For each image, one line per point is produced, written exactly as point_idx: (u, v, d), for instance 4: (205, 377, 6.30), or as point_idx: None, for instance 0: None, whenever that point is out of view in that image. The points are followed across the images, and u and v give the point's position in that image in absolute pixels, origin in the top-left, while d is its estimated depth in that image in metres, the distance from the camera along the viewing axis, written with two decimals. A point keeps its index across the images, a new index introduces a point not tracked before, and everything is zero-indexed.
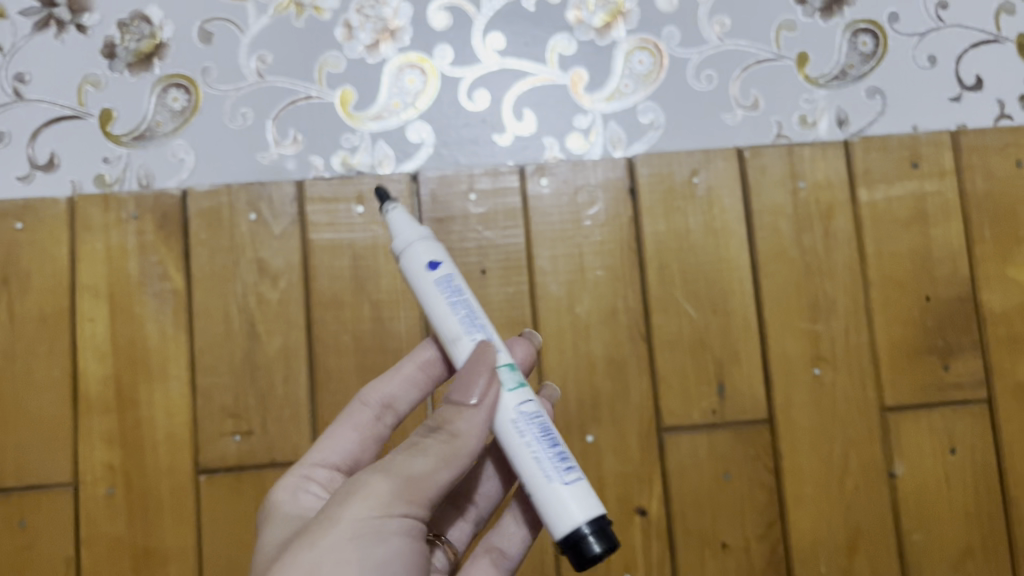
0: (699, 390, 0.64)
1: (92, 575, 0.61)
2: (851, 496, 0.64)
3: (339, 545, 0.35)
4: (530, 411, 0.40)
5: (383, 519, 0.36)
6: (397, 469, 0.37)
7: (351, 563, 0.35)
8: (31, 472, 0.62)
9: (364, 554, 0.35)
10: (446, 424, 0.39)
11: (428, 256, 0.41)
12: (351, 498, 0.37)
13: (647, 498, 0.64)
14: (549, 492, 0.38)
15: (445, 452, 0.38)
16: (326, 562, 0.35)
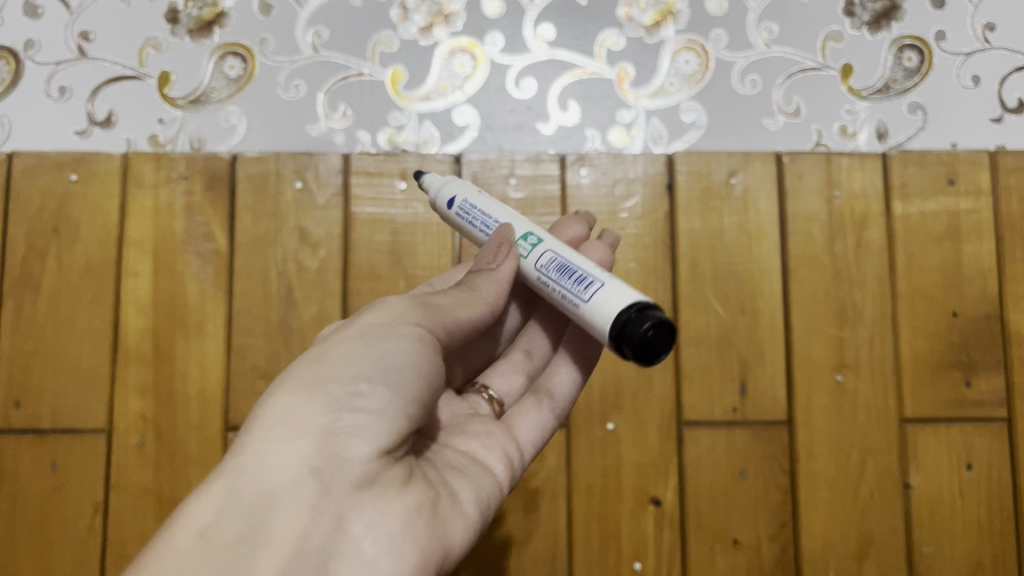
0: (722, 387, 0.65)
1: (118, 519, 0.63)
2: (865, 503, 0.65)
3: (352, 340, 0.40)
4: (548, 263, 0.45)
5: (396, 325, 0.41)
6: (377, 324, 0.41)
7: (354, 351, 0.40)
8: (68, 415, 0.64)
9: (370, 345, 0.40)
10: (469, 282, 0.46)
11: (445, 197, 0.50)
12: (347, 340, 0.40)
13: (663, 489, 0.64)
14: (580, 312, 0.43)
15: (464, 297, 0.45)
16: (335, 352, 0.40)
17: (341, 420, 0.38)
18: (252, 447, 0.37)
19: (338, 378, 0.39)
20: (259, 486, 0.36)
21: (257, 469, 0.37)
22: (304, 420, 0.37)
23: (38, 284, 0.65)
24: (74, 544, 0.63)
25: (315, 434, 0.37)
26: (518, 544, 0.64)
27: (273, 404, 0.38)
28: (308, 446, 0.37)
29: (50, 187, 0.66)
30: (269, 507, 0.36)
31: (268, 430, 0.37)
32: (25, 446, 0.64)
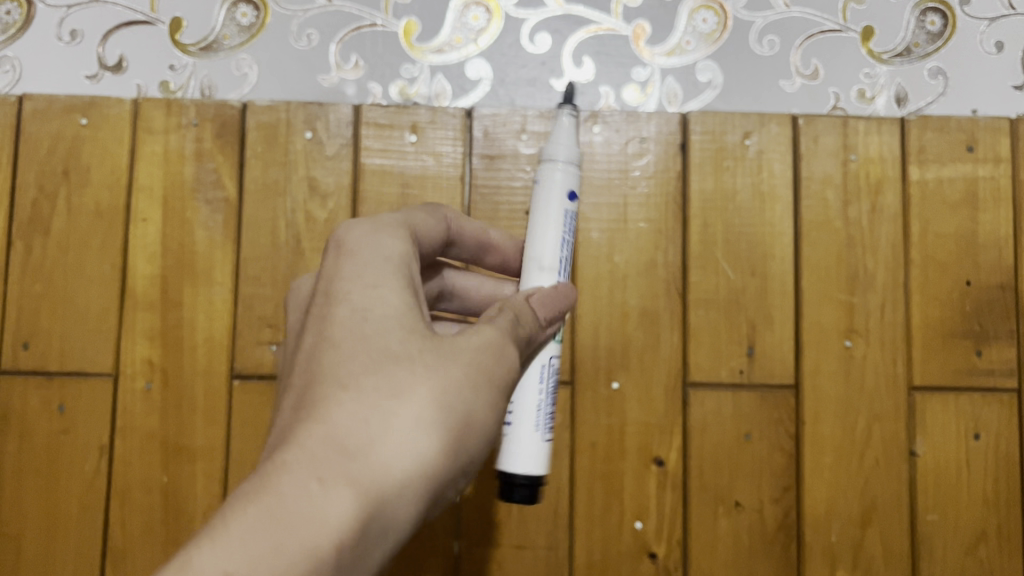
0: (729, 349, 0.65)
1: (123, 462, 0.63)
2: (869, 470, 0.64)
3: (470, 363, 0.35)
4: (550, 365, 0.45)
5: (500, 362, 0.37)
6: (498, 377, 0.36)
7: (475, 387, 0.35)
8: (74, 358, 0.64)
9: (488, 381, 0.36)
10: (517, 312, 0.40)
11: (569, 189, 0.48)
12: (473, 367, 0.35)
13: (666, 449, 0.64)
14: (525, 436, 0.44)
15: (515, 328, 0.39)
16: (454, 375, 0.35)
17: (455, 486, 0.35)
18: (385, 467, 0.31)
19: (466, 406, 0.34)
20: (360, 551, 0.30)
21: (374, 509, 0.31)
22: (440, 474, 0.33)
23: (47, 227, 0.65)
24: (79, 486, 0.63)
25: (439, 490, 0.33)
26: (520, 500, 0.64)
27: (409, 408, 0.33)
28: (428, 497, 0.33)
29: (60, 131, 0.66)
30: (378, 551, 0.31)
31: (409, 444, 0.32)
32: (31, 387, 0.64)
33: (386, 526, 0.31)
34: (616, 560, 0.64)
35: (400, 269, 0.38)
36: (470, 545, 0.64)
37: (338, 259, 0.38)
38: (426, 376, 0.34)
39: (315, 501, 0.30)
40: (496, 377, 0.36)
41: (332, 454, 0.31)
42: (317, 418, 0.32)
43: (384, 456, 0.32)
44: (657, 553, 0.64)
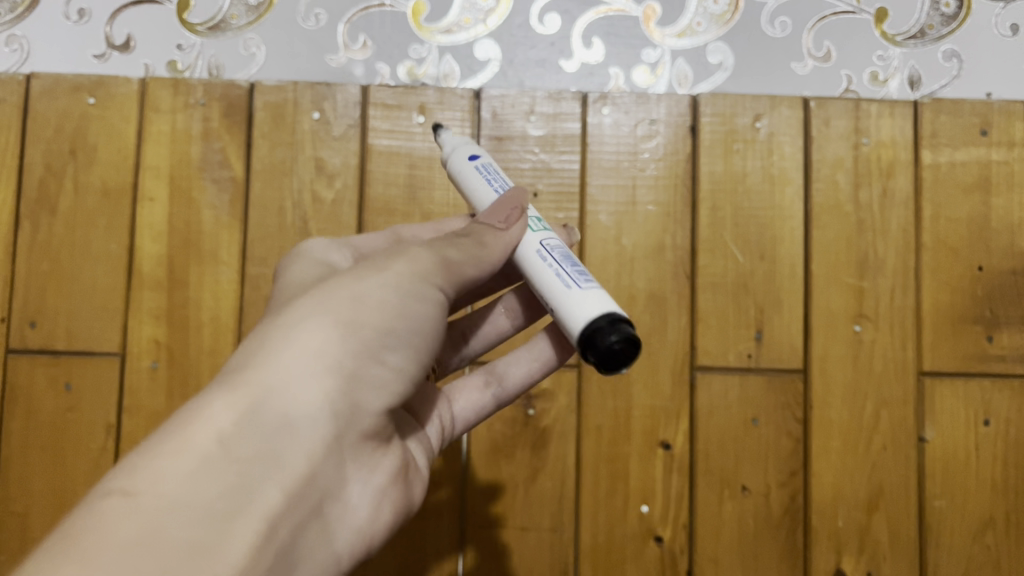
0: (737, 333, 0.65)
1: (130, 441, 0.64)
2: (877, 455, 0.64)
3: (372, 284, 0.40)
4: (555, 244, 0.45)
5: (416, 279, 0.41)
6: (385, 275, 0.41)
7: (374, 298, 0.40)
8: (82, 337, 0.64)
9: (396, 297, 0.40)
10: (476, 233, 0.45)
11: (466, 154, 0.50)
12: (371, 286, 0.40)
13: (673, 433, 0.64)
14: (568, 295, 0.42)
15: (472, 249, 0.44)
16: (348, 295, 0.40)
17: (366, 371, 0.38)
18: (263, 368, 0.37)
19: (369, 321, 0.39)
20: (253, 434, 0.35)
21: (254, 399, 0.36)
22: (328, 358, 0.38)
23: (54, 206, 0.65)
24: (87, 464, 0.64)
25: (337, 372, 0.38)
26: (526, 482, 0.64)
27: (286, 326, 0.39)
28: (322, 380, 0.37)
29: (67, 110, 0.66)
30: (284, 437, 0.36)
31: (285, 346, 0.38)
32: (39, 366, 0.64)
33: (281, 412, 0.36)
34: (621, 543, 0.64)
35: None
36: (475, 526, 0.64)
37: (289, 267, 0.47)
38: (300, 304, 0.40)
39: (195, 409, 0.35)
40: (381, 275, 0.41)
41: (226, 378, 0.37)
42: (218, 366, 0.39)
43: (265, 362, 0.37)
44: (663, 536, 0.64)
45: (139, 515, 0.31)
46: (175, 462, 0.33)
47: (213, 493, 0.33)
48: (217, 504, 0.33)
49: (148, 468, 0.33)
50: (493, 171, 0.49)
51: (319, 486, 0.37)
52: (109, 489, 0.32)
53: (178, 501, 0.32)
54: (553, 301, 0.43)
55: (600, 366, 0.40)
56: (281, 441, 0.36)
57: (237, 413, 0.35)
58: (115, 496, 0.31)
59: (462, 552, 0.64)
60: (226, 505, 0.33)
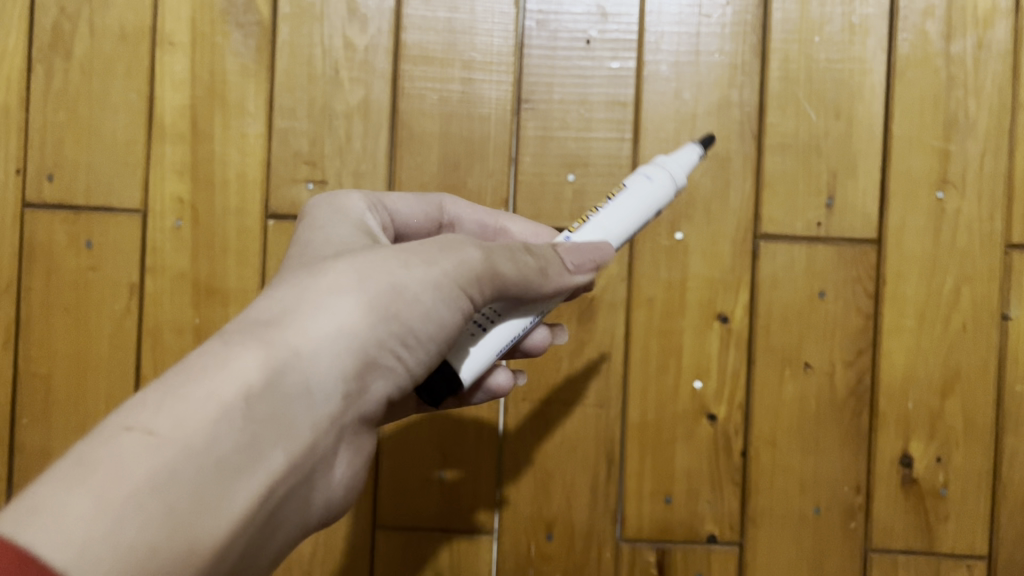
0: (806, 199, 0.59)
1: (154, 302, 0.60)
2: (955, 335, 0.59)
3: (418, 275, 0.38)
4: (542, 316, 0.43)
5: (457, 290, 0.38)
6: (430, 268, 0.38)
7: (414, 292, 0.37)
8: (101, 193, 0.60)
9: (433, 302, 0.37)
10: (539, 253, 0.41)
11: (662, 201, 0.45)
12: (417, 276, 0.37)
13: (732, 305, 0.59)
14: (486, 347, 0.41)
15: (528, 271, 0.40)
16: (390, 274, 0.37)
17: (382, 356, 0.37)
18: (292, 329, 0.34)
19: (401, 318, 0.37)
20: (274, 400, 0.33)
21: (282, 363, 0.33)
22: (355, 339, 0.35)
23: (69, 51, 0.61)
24: (110, 326, 0.60)
25: (358, 354, 0.35)
26: (572, 355, 0.60)
27: (323, 288, 0.36)
28: (344, 357, 0.35)
29: None
30: (299, 407, 0.34)
31: (319, 312, 0.35)
32: (59, 222, 0.61)
33: (302, 382, 0.34)
34: (672, 421, 0.59)
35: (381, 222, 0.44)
36: (516, 401, 0.60)
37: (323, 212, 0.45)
38: (340, 269, 0.37)
39: (221, 355, 0.33)
40: (428, 266, 0.38)
41: (252, 328, 0.34)
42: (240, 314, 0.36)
43: (298, 323, 0.35)
44: (717, 415, 0.59)
45: (153, 459, 0.29)
46: (197, 408, 0.31)
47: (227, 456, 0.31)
48: (223, 461, 0.30)
49: (166, 408, 0.30)
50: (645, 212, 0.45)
51: (312, 468, 0.35)
52: (129, 424, 0.30)
53: (193, 455, 0.30)
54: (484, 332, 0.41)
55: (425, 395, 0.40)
56: (298, 417, 0.33)
57: (267, 371, 0.33)
58: (136, 434, 0.29)
59: (502, 426, 0.60)
60: (231, 465, 0.31)
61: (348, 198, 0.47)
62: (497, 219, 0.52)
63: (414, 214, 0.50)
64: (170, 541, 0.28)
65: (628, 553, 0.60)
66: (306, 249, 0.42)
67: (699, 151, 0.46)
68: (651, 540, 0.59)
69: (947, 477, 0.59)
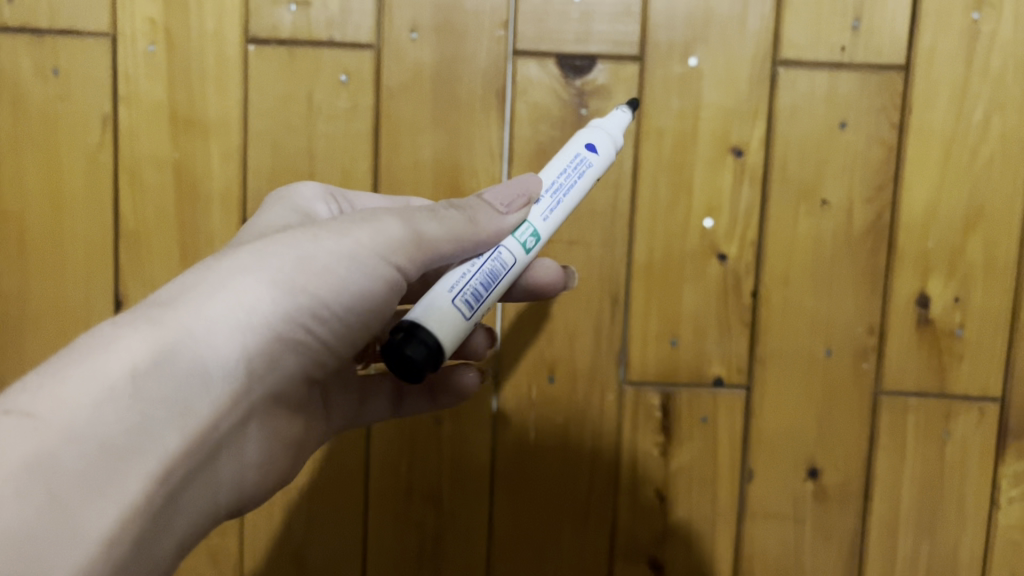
0: (831, 20, 0.55)
1: (130, 135, 0.56)
2: (982, 169, 0.55)
3: (328, 250, 0.37)
4: (499, 261, 0.40)
5: (375, 260, 0.37)
6: (342, 239, 0.37)
7: (320, 267, 0.36)
8: (66, 14, 0.56)
9: (341, 274, 0.37)
10: (467, 207, 0.40)
11: (595, 142, 0.43)
12: (327, 249, 0.37)
13: (747, 138, 0.56)
14: (434, 295, 0.38)
15: (457, 227, 0.39)
16: (299, 247, 0.37)
17: (289, 329, 0.36)
18: (188, 306, 0.34)
19: (308, 291, 0.36)
20: (164, 376, 0.32)
21: (171, 340, 0.33)
22: (256, 315, 0.35)
23: None
24: (84, 161, 0.57)
25: (259, 329, 0.35)
26: None
27: (219, 267, 0.36)
28: (244, 333, 0.34)
29: None
30: (195, 386, 0.33)
31: (213, 288, 0.34)
32: (21, 46, 0.56)
33: (193, 359, 0.33)
34: (680, 261, 0.57)
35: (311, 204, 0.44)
36: None
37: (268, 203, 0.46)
38: (242, 250, 0.37)
39: (113, 334, 0.32)
40: (341, 239, 0.37)
41: (150, 307, 0.34)
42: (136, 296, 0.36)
43: (188, 301, 0.34)
44: (727, 254, 0.57)
45: (33, 441, 0.29)
46: (83, 385, 0.31)
47: (113, 439, 0.31)
48: (108, 441, 0.31)
49: (49, 392, 0.30)
50: (579, 177, 0.42)
51: (213, 444, 0.35)
52: (12, 408, 0.30)
53: (75, 435, 0.30)
54: (430, 290, 0.39)
55: (391, 363, 0.37)
56: (193, 395, 0.33)
57: (154, 350, 0.32)
58: (14, 417, 0.30)
59: None
60: (118, 443, 0.31)
61: (304, 186, 0.47)
62: None
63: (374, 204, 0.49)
64: (55, 523, 0.29)
65: (631, 397, 0.58)
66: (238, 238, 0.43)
67: (631, 113, 0.45)
68: (656, 383, 0.58)
69: (965, 317, 0.56)
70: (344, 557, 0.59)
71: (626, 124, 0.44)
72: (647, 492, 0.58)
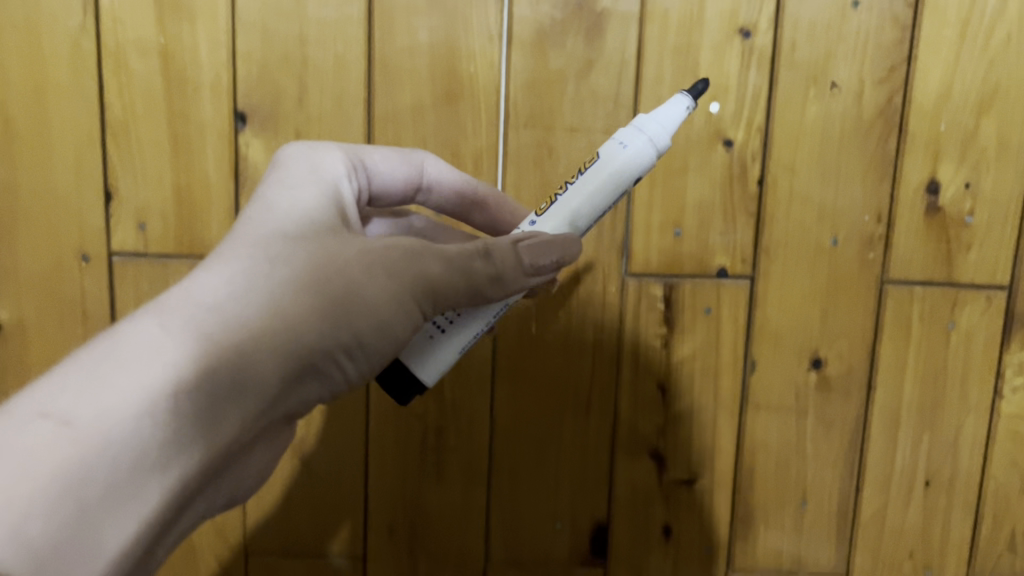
0: None
1: (113, 19, 0.54)
2: (997, 49, 0.54)
3: (368, 283, 0.36)
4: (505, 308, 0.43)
5: (404, 304, 0.37)
6: (386, 270, 0.37)
7: (357, 305, 0.36)
8: None
9: (374, 313, 0.36)
10: (503, 255, 0.39)
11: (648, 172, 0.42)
12: (367, 281, 0.36)
13: (755, 18, 0.54)
14: (444, 347, 0.41)
15: (486, 280, 0.38)
16: (341, 277, 0.36)
17: (319, 356, 0.35)
18: (235, 323, 0.33)
19: (342, 323, 0.36)
20: (205, 398, 0.32)
21: (224, 357, 0.33)
22: (293, 342, 0.34)
23: None
24: (66, 47, 0.55)
25: (294, 356, 0.34)
26: (577, 77, 0.54)
27: (265, 279, 0.35)
28: (281, 358, 0.34)
29: None
30: (230, 407, 0.33)
31: (260, 306, 0.34)
32: None
33: (235, 379, 0.33)
34: (685, 148, 0.55)
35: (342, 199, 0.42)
36: (516, 128, 0.55)
37: (286, 163, 0.43)
38: (288, 261, 0.36)
39: (159, 339, 0.32)
40: (384, 270, 0.37)
41: (197, 309, 0.33)
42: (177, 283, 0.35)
43: (239, 312, 0.34)
44: (733, 141, 0.55)
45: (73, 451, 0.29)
46: (127, 398, 0.30)
47: (149, 455, 0.30)
48: (145, 457, 0.30)
49: (95, 400, 0.30)
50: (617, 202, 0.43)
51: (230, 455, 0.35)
52: (51, 412, 0.29)
53: (115, 448, 0.30)
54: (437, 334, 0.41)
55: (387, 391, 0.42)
56: (230, 417, 0.33)
57: (204, 370, 0.32)
58: (53, 423, 0.29)
59: (502, 158, 0.55)
60: (154, 462, 0.31)
61: (328, 152, 0.44)
62: (476, 190, 0.50)
63: (392, 173, 0.47)
64: (75, 543, 0.29)
65: (634, 288, 0.57)
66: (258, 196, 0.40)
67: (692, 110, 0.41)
68: (659, 274, 0.56)
69: (974, 204, 0.55)
70: (345, 452, 0.59)
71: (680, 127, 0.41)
72: (648, 383, 0.58)
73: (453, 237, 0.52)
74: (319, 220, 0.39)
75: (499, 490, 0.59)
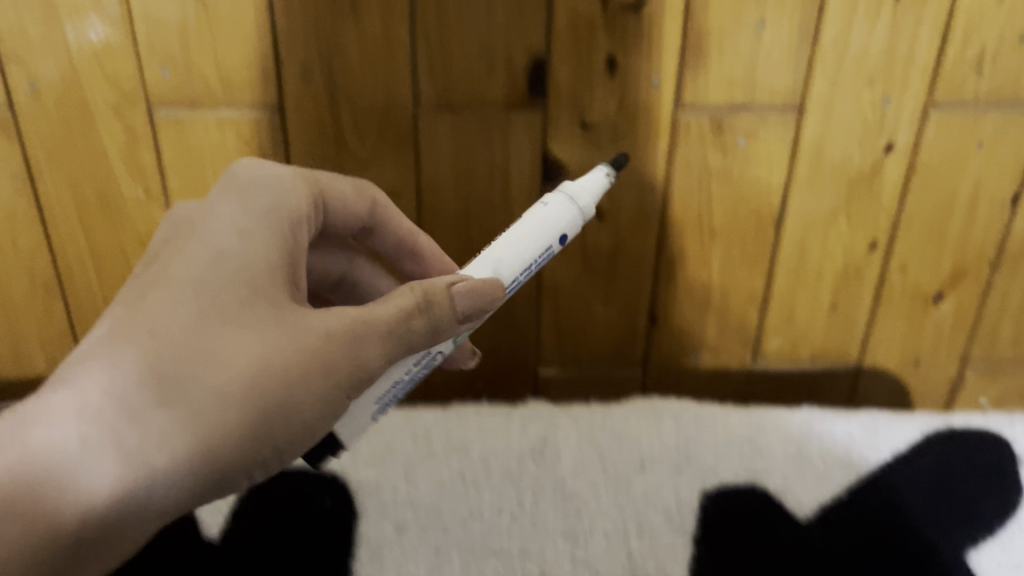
0: None
1: None
2: None
3: (298, 384, 0.34)
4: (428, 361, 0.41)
5: (335, 396, 0.35)
6: (318, 366, 0.34)
7: (283, 415, 0.34)
8: None
9: (301, 415, 0.34)
10: (432, 304, 0.37)
11: (568, 229, 0.43)
12: (296, 385, 0.34)
13: None
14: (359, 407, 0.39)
15: (404, 346, 0.36)
16: (275, 381, 0.33)
17: (242, 469, 0.34)
18: (154, 434, 0.32)
19: (265, 439, 0.34)
20: (114, 518, 0.31)
21: (139, 480, 0.31)
22: (213, 467, 0.32)
23: None
24: None
25: (214, 478, 0.33)
26: None
27: (189, 394, 0.32)
28: (199, 482, 0.32)
29: None
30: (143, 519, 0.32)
31: (182, 422, 0.32)
32: None
33: (150, 502, 0.32)
34: None
35: (288, 241, 0.38)
36: None
37: (235, 181, 0.39)
38: (218, 361, 0.33)
39: (76, 455, 0.31)
40: (316, 373, 0.34)
41: (123, 411, 0.32)
42: (94, 367, 0.32)
43: (159, 428, 0.32)
44: None
45: None
46: (34, 523, 0.30)
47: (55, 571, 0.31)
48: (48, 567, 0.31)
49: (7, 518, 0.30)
50: (542, 257, 0.43)
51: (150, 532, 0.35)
52: None
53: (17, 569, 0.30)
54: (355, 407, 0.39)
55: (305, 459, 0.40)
56: (141, 528, 0.32)
57: (122, 501, 0.31)
58: None
59: None
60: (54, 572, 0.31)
61: (282, 180, 0.40)
62: (416, 235, 0.49)
63: (345, 198, 0.45)
64: None
65: None
66: (199, 238, 0.36)
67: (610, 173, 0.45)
68: None
69: None
70: None
71: (600, 182, 0.44)
72: None
73: (373, 273, 0.49)
74: (260, 289, 0.35)
75: (425, 25, 0.52)
